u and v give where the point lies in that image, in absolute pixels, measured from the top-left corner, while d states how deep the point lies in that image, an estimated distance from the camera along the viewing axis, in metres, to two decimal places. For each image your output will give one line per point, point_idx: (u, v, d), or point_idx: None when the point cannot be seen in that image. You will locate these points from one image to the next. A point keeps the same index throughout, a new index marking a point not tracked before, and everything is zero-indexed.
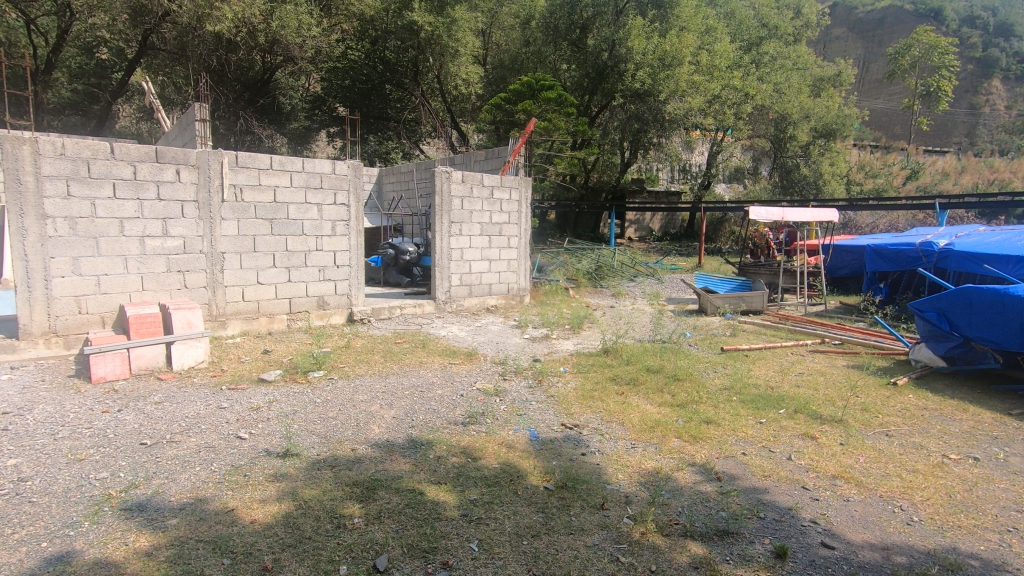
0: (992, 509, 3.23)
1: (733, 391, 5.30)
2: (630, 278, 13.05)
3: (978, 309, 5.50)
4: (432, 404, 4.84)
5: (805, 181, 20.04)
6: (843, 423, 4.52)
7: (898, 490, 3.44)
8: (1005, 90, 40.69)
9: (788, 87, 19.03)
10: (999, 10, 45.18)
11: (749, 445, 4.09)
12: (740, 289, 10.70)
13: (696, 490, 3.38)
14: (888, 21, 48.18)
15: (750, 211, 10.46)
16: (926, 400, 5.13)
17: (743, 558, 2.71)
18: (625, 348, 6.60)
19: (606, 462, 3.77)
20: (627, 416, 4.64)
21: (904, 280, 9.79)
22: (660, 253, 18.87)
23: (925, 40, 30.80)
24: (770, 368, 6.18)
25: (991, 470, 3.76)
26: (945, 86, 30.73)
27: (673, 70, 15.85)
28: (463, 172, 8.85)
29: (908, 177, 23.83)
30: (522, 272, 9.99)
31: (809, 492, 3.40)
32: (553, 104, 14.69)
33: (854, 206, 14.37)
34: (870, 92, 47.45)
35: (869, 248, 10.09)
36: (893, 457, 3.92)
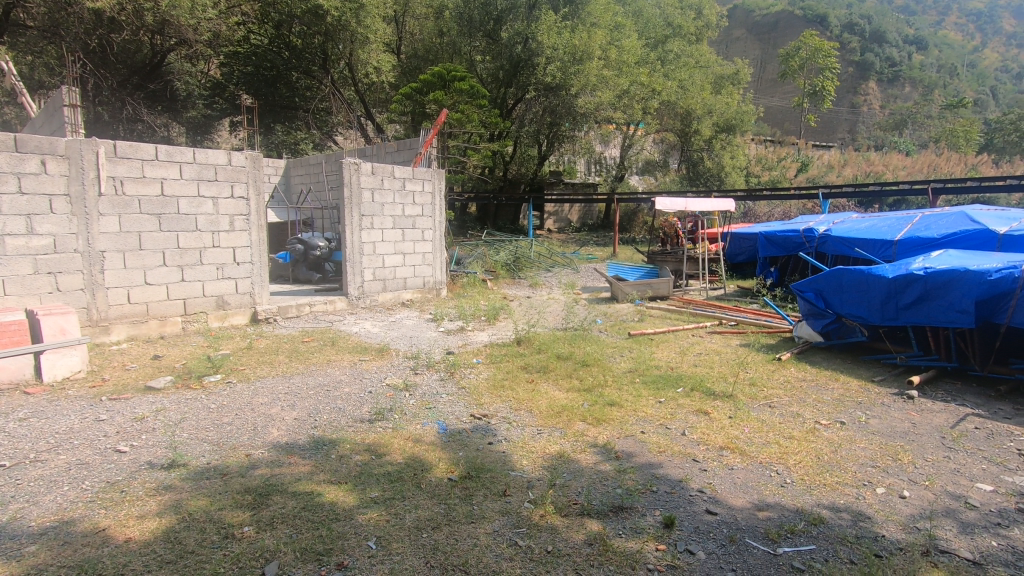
0: (852, 467, 3.60)
1: (637, 373, 5.57)
2: (547, 269, 13.32)
3: (847, 288, 6.12)
4: (338, 403, 4.69)
5: (709, 173, 21.22)
6: (732, 397, 4.87)
7: (776, 455, 3.75)
8: (879, 92, 45.05)
9: (692, 83, 20.01)
10: (873, 19, 50.11)
11: (647, 424, 4.30)
12: (649, 276, 11.24)
13: (596, 470, 3.51)
14: (781, 24, 52.05)
15: (657, 201, 10.78)
16: (804, 372, 5.65)
17: (634, 531, 2.84)
18: (536, 337, 6.73)
19: (512, 449, 3.83)
20: (536, 403, 4.74)
21: (791, 264, 10.69)
22: (578, 243, 19.38)
23: (811, 44, 33.43)
24: (672, 350, 6.53)
25: (853, 432, 4.19)
26: (829, 86, 33.61)
27: (583, 65, 16.20)
28: (373, 164, 8.62)
29: (799, 170, 25.90)
30: (438, 265, 9.91)
31: (698, 464, 3.63)
32: (465, 94, 14.69)
33: (750, 196, 15.41)
34: (767, 91, 51.07)
35: (761, 235, 10.89)
36: (773, 426, 4.27)
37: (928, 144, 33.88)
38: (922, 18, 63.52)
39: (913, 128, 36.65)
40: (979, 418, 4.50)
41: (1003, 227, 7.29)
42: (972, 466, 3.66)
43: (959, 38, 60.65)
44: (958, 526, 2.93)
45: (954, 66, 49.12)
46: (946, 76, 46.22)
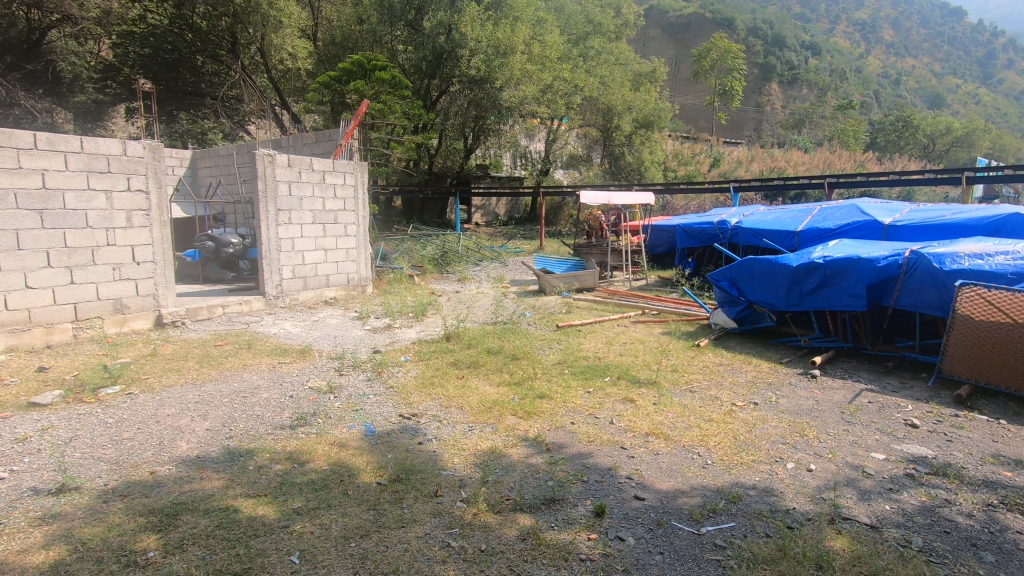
0: (765, 445, 3.84)
1: (566, 364, 5.66)
2: (475, 263, 13.26)
3: (757, 276, 6.51)
4: (256, 410, 4.42)
5: (630, 168, 21.95)
6: (656, 384, 5.06)
7: (697, 438, 3.92)
8: (781, 93, 48.44)
9: (612, 80, 20.59)
10: (774, 25, 53.78)
11: (577, 415, 4.37)
12: (575, 268, 11.47)
13: (527, 463, 3.52)
14: (694, 26, 54.73)
15: (581, 195, 11.11)
16: (721, 357, 5.97)
17: (566, 523, 2.87)
18: (465, 332, 6.66)
19: (443, 448, 3.76)
20: (466, 399, 4.69)
21: (706, 254, 11.26)
22: (505, 237, 19.45)
23: (721, 45, 35.33)
24: (599, 340, 6.70)
25: (766, 412, 4.47)
26: (738, 86, 35.74)
27: (507, 58, 16.24)
28: (289, 156, 8.17)
29: (711, 165, 27.35)
30: (362, 261, 9.59)
31: (626, 451, 3.73)
32: (386, 85, 14.08)
33: (668, 190, 16.09)
34: (681, 89, 53.52)
35: (679, 227, 11.39)
36: (694, 410, 4.47)
37: (823, 142, 36.87)
38: (816, 25, 68.95)
39: (810, 127, 39.73)
40: (871, 392, 4.95)
41: (888, 218, 8.03)
42: (867, 437, 4.00)
43: (847, 45, 66.41)
44: (857, 494, 3.19)
45: (844, 71, 53.72)
46: (837, 80, 50.48)
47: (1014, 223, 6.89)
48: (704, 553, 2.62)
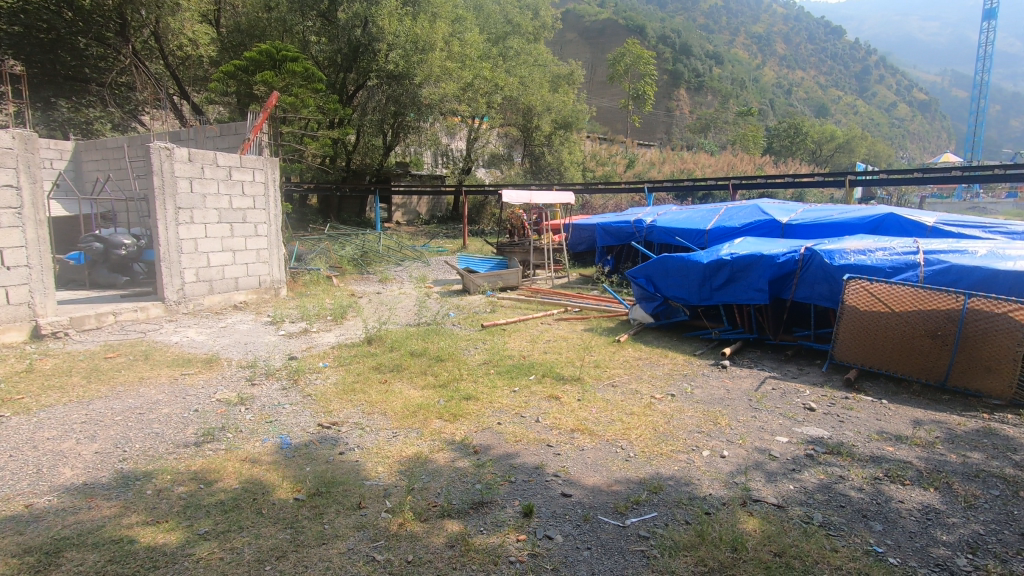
0: (682, 435, 4.01)
1: (491, 364, 5.64)
2: (396, 263, 12.95)
3: (672, 273, 6.82)
4: (155, 427, 4.03)
5: (550, 168, 22.33)
6: (580, 381, 5.16)
7: (620, 432, 4.03)
8: (688, 99, 51.27)
9: (531, 81, 20.85)
10: (682, 34, 56.81)
11: (503, 415, 4.36)
12: (498, 267, 11.49)
13: (454, 467, 3.46)
14: (608, 32, 56.63)
15: (503, 194, 11.04)
16: (640, 351, 6.19)
17: (495, 525, 2.84)
18: (388, 335, 6.47)
19: (365, 457, 3.61)
20: (390, 404, 4.54)
21: (624, 252, 11.68)
22: (427, 236, 19.16)
23: (634, 51, 36.77)
24: (523, 338, 6.74)
25: (682, 403, 4.68)
26: (650, 91, 37.37)
27: (426, 55, 15.97)
28: (189, 150, 7.56)
29: (627, 165, 28.42)
30: (275, 262, 9.07)
31: (552, 448, 3.77)
32: (298, 77, 13.37)
33: (587, 190, 16.52)
34: (597, 91, 55.25)
35: (598, 226, 11.72)
36: (616, 404, 4.59)
37: (726, 146, 39.42)
38: (718, 36, 73.60)
39: (715, 132, 42.33)
40: (774, 379, 5.33)
41: (785, 217, 8.68)
42: (772, 422, 4.29)
43: (746, 56, 71.43)
44: (765, 476, 3.41)
45: (743, 80, 57.70)
46: (737, 89, 54.14)
47: (889, 222, 7.68)
48: (629, 545, 2.68)
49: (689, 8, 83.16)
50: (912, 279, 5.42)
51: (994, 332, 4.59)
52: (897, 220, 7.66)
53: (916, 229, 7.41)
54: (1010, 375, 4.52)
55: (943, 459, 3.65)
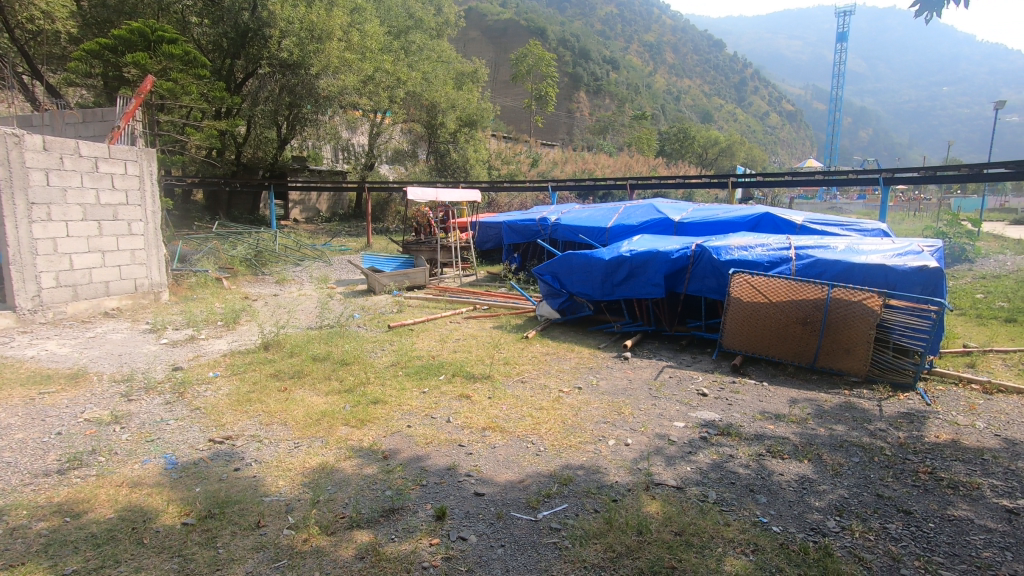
0: (589, 426, 4.16)
1: (399, 366, 5.51)
2: (294, 263, 12.26)
3: (576, 270, 7.06)
4: (7, 457, 3.49)
5: (456, 165, 22.19)
6: (489, 378, 5.17)
7: (530, 427, 4.09)
8: (588, 102, 53.22)
9: (435, 77, 20.59)
10: (580, 39, 58.84)
11: (413, 417, 4.27)
12: (405, 266, 11.25)
13: (362, 475, 3.33)
14: (510, 32, 57.32)
15: (408, 191, 10.85)
16: (547, 346, 6.34)
17: (406, 532, 2.77)
18: (287, 340, 6.10)
19: (264, 472, 3.38)
20: (290, 413, 4.28)
21: (530, 250, 11.90)
22: (328, 234, 18.32)
23: (536, 52, 37.45)
24: (432, 338, 6.64)
25: (588, 395, 4.85)
26: (551, 92, 38.33)
27: (323, 44, 15.19)
28: (43, 137, 6.66)
29: (531, 164, 28.97)
30: (154, 264, 8.21)
31: (464, 448, 3.75)
32: (178, 61, 12.02)
33: (493, 188, 16.62)
34: (501, 90, 55.75)
35: (504, 225, 11.84)
36: (526, 400, 4.66)
37: (624, 148, 41.40)
38: (614, 43, 77.10)
39: (612, 134, 44.29)
40: (671, 368, 5.68)
41: (677, 216, 9.28)
42: (670, 408, 4.57)
43: (639, 63, 75.44)
44: (665, 460, 3.62)
45: (638, 86, 60.89)
46: (632, 94, 57.03)
47: (765, 220, 8.47)
48: (542, 538, 2.72)
49: (587, 14, 86.31)
50: (786, 272, 6.02)
51: (852, 318, 5.21)
52: (772, 219, 8.47)
53: (787, 227, 8.23)
54: (865, 355, 5.15)
55: (813, 433, 4.08)
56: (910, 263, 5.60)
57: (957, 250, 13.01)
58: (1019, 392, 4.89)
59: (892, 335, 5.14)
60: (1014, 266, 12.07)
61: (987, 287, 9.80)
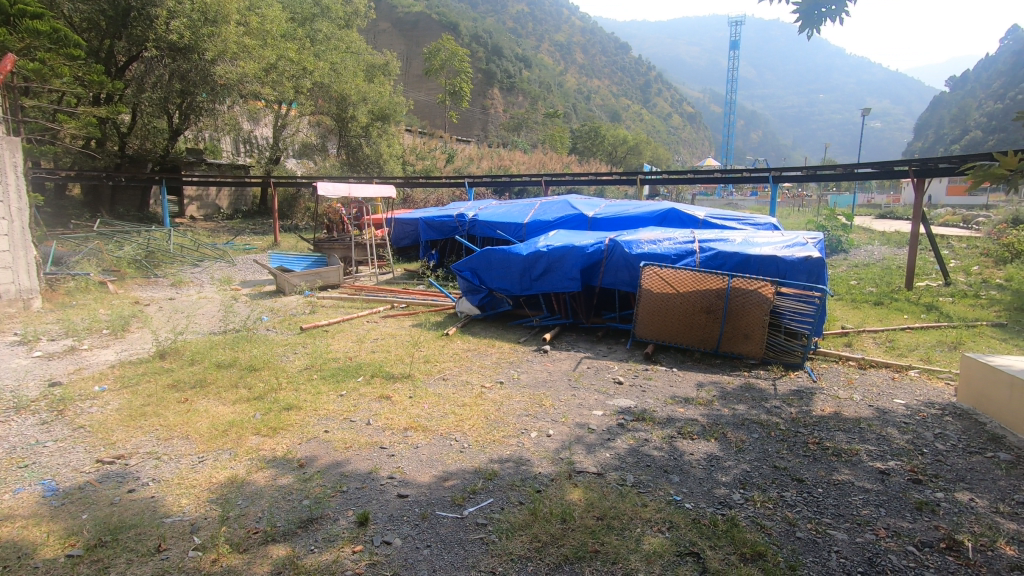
0: (512, 420, 4.20)
1: (314, 369, 5.26)
2: (192, 263, 11.36)
3: (495, 265, 7.11)
4: None
5: (368, 160, 21.55)
6: (410, 377, 5.08)
7: (453, 425, 4.07)
8: (502, 99, 53.58)
9: (344, 68, 19.80)
10: (493, 36, 59.08)
11: (330, 422, 4.10)
12: (317, 265, 10.77)
13: (276, 486, 3.15)
14: (421, 25, 56.29)
15: (318, 185, 10.31)
16: (468, 343, 6.33)
17: (327, 541, 2.66)
18: (186, 347, 5.64)
19: (164, 491, 3.11)
20: (193, 426, 3.96)
21: (448, 246, 11.80)
22: (230, 232, 17.13)
23: (448, 47, 37.08)
24: (348, 339, 6.41)
25: (510, 389, 4.90)
26: (465, 88, 38.09)
27: (218, 28, 14.10)
28: None
29: (446, 160, 28.74)
30: (22, 268, 7.26)
31: (385, 450, 3.66)
32: (44, 38, 10.17)
33: (409, 183, 16.30)
34: (414, 85, 54.75)
35: (421, 221, 11.64)
36: (448, 398, 4.62)
37: (538, 145, 42.11)
38: (526, 41, 78.01)
39: (526, 131, 44.86)
40: (589, 359, 5.86)
41: (590, 211, 9.56)
42: (589, 398, 4.72)
43: (551, 63, 76.90)
44: (585, 448, 3.73)
45: (549, 84, 62.04)
46: (544, 92, 58.04)
47: (672, 215, 8.93)
48: (468, 535, 2.72)
49: (498, 10, 86.54)
50: (691, 264, 6.37)
51: (749, 305, 5.63)
52: (677, 214, 8.96)
53: (691, 221, 8.74)
54: (761, 338, 5.60)
55: (718, 413, 4.38)
56: (797, 254, 6.16)
57: (834, 241, 14.46)
58: (886, 365, 5.54)
59: (783, 319, 5.63)
60: (880, 255, 13.61)
61: (858, 274, 10.99)
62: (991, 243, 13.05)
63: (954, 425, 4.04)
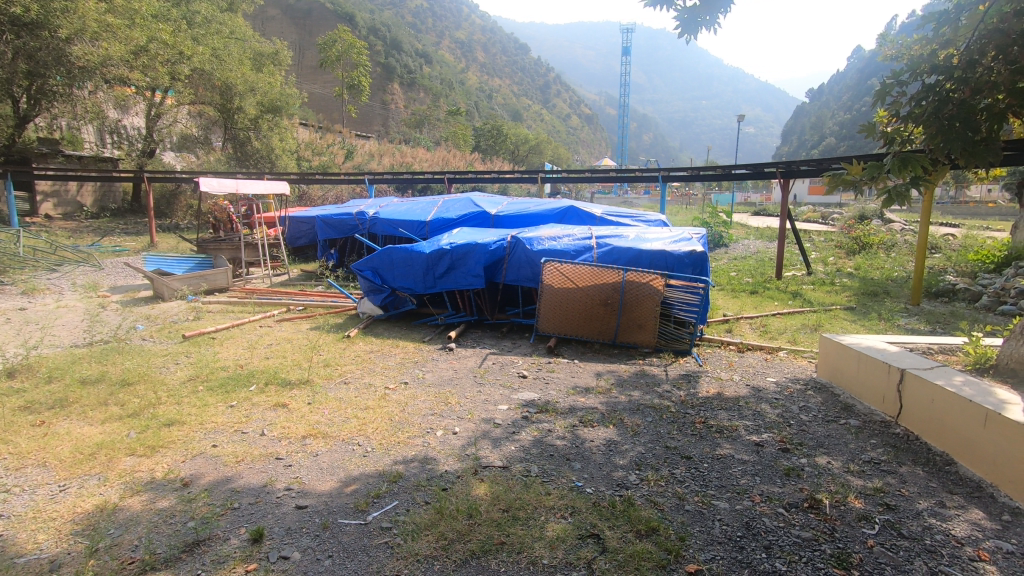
0: (417, 420, 4.15)
1: (199, 380, 4.86)
2: (48, 268, 10.02)
3: (397, 264, 6.96)
4: None
5: (258, 155, 20.41)
6: (308, 383, 4.84)
7: (355, 429, 3.94)
8: (402, 94, 52.54)
9: (228, 54, 18.23)
10: (392, 29, 57.75)
11: (219, 436, 3.81)
12: (201, 267, 9.92)
13: (156, 510, 2.88)
14: (314, 14, 53.78)
15: (199, 181, 9.48)
16: (371, 344, 6.15)
17: (215, 563, 2.47)
18: (41, 363, 4.97)
19: (15, 528, 2.72)
20: (52, 451, 3.51)
21: (348, 245, 11.38)
22: (95, 233, 15.30)
23: (345, 39, 35.59)
24: (238, 346, 5.99)
25: (415, 389, 4.83)
26: (364, 82, 36.86)
27: (74, 3, 12.53)
28: None
29: (345, 156, 27.66)
30: None
31: (282, 461, 3.47)
32: None
33: (305, 180, 15.49)
34: (308, 77, 52.19)
35: (318, 218, 11.14)
36: (350, 402, 4.47)
37: (441, 142, 41.78)
38: (426, 37, 76.88)
39: (429, 128, 44.30)
40: (493, 355, 5.92)
41: (494, 209, 9.65)
42: (494, 393, 4.78)
43: (452, 60, 76.56)
44: (491, 443, 3.77)
45: (451, 81, 61.77)
46: (446, 89, 57.56)
47: (571, 212, 9.25)
48: (372, 540, 2.65)
49: (397, 3, 84.40)
50: (590, 259, 6.65)
51: (642, 297, 5.98)
52: (576, 211, 9.30)
53: (589, 218, 9.10)
54: (654, 328, 5.97)
55: (616, 400, 4.61)
56: (683, 249, 6.63)
57: (717, 237, 15.70)
58: (760, 348, 6.12)
59: (672, 309, 6.03)
60: (755, 249, 14.98)
61: (738, 266, 12.00)
62: (844, 237, 14.82)
63: (815, 397, 4.57)
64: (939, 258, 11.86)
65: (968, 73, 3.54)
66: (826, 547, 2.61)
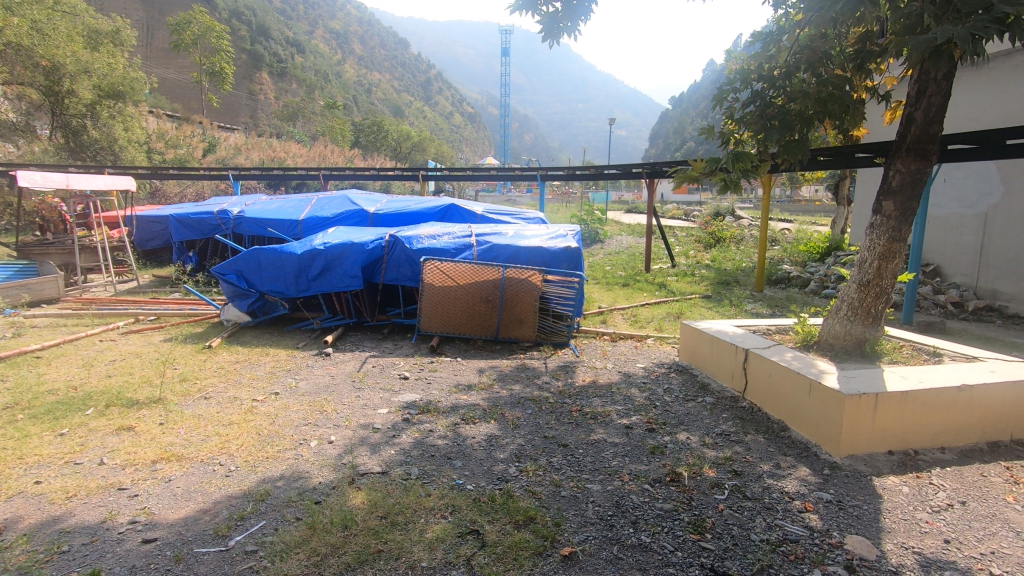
0: (288, 432, 3.88)
1: (17, 408, 4.16)
2: None
3: (265, 267, 6.50)
4: None
5: (96, 146, 17.90)
6: (160, 401, 4.34)
7: (216, 448, 3.60)
8: (271, 85, 49.07)
9: (52, 28, 15.75)
10: (258, 14, 53.74)
11: (45, 470, 3.29)
12: (22, 275, 8.48)
13: None
14: None
15: (18, 176, 8.05)
16: (236, 354, 5.67)
17: None
18: None
19: None
20: None
21: (210, 247, 10.41)
22: None
23: (201, 20, 32.34)
24: (72, 365, 5.21)
25: (288, 399, 4.53)
26: (227, 69, 33.85)
27: None
28: None
29: (206, 150, 25.22)
30: None
31: (125, 491, 3.07)
32: None
33: (157, 175, 13.91)
34: (159, 60, 46.86)
35: (172, 218, 10.09)
36: (211, 418, 4.08)
37: (317, 137, 39.66)
38: (297, 23, 72.36)
39: (303, 121, 41.84)
40: (374, 357, 5.74)
41: (372, 207, 9.35)
42: (373, 397, 4.63)
43: (327, 50, 72.91)
44: (369, 449, 3.64)
45: (326, 73, 58.92)
46: (321, 81, 54.72)
47: (451, 211, 9.23)
48: (234, 567, 2.44)
49: None
50: (469, 257, 6.67)
51: (522, 293, 6.13)
52: (457, 210, 9.29)
53: (469, 217, 9.14)
54: (534, 322, 6.13)
55: (498, 395, 4.68)
56: (559, 245, 6.89)
57: (593, 233, 16.57)
58: (630, 337, 6.56)
59: (550, 304, 6.25)
60: (627, 244, 16.02)
61: (611, 261, 12.73)
62: (701, 232, 16.36)
63: (677, 379, 5.00)
64: (777, 249, 13.53)
65: (785, 81, 4.06)
66: (683, 516, 2.85)
